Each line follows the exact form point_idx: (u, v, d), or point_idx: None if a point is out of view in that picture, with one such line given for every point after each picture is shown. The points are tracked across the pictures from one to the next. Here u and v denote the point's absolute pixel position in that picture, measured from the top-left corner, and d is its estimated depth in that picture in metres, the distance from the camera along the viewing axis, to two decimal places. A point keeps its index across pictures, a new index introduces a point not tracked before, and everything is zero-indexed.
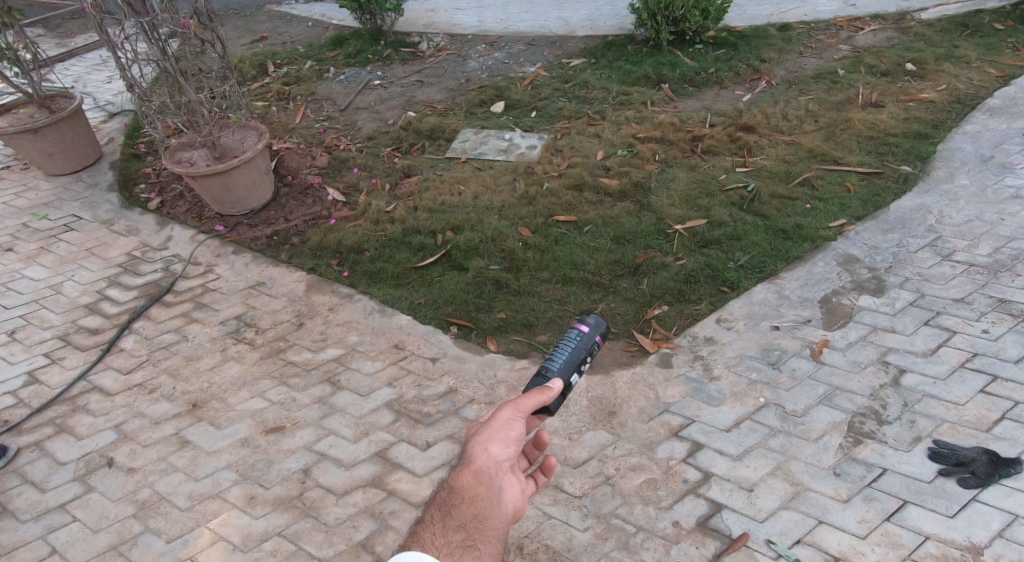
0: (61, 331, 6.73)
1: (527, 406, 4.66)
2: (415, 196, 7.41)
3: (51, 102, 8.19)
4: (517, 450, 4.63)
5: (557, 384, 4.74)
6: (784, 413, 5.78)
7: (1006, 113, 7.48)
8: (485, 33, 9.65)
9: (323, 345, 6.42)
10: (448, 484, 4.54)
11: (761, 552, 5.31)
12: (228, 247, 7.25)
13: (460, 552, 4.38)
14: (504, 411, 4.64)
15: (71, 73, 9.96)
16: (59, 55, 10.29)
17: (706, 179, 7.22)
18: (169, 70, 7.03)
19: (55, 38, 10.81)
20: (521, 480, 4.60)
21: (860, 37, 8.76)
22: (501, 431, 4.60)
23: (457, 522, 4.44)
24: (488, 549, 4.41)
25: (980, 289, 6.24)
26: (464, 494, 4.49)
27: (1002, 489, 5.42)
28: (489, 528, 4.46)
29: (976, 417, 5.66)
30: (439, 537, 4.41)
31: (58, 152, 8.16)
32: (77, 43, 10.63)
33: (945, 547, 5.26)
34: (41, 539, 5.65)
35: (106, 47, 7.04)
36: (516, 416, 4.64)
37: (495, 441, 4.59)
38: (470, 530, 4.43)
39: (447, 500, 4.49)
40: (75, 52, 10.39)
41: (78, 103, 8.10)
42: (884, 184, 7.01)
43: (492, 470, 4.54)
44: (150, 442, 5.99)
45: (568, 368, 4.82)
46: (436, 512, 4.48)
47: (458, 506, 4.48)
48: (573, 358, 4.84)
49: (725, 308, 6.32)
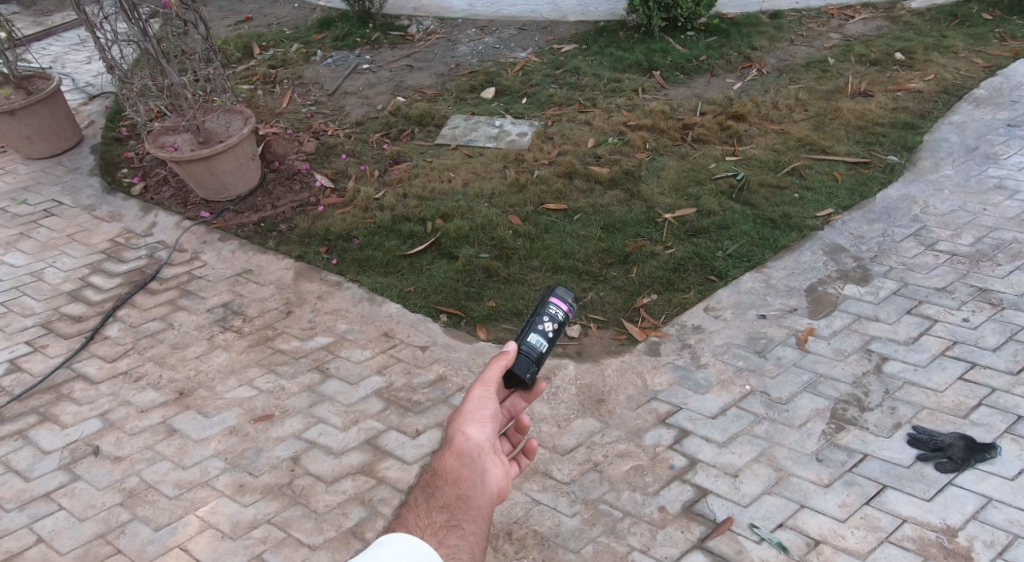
0: (45, 318, 6.76)
1: (494, 380, 4.70)
2: (405, 183, 7.46)
3: (28, 83, 8.20)
4: (493, 429, 4.67)
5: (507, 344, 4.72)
6: (769, 400, 5.87)
7: (992, 104, 7.58)
8: (476, 17, 9.69)
9: (312, 333, 6.48)
10: (430, 468, 4.54)
11: (744, 536, 5.39)
12: (214, 234, 7.28)
13: (444, 531, 4.35)
14: (475, 390, 4.69)
15: (48, 53, 9.93)
16: (37, 34, 10.26)
17: (695, 168, 7.29)
18: (150, 51, 7.04)
19: (31, 17, 10.77)
20: (503, 462, 4.64)
21: (851, 26, 8.84)
22: (475, 411, 4.65)
23: (440, 503, 4.43)
24: (472, 528, 4.39)
25: (962, 278, 6.33)
26: (447, 475, 4.51)
27: (977, 473, 5.51)
28: (473, 508, 4.45)
29: (954, 404, 5.76)
30: (423, 518, 4.37)
31: (36, 136, 8.17)
32: (55, 22, 10.60)
33: (921, 529, 5.35)
34: (26, 528, 5.68)
35: (85, 27, 7.05)
36: (487, 395, 4.69)
37: (470, 422, 4.64)
38: (454, 510, 4.42)
39: (430, 482, 4.49)
40: (52, 31, 10.37)
41: (56, 85, 8.10)
42: (871, 174, 7.10)
43: (471, 453, 4.58)
44: (137, 430, 6.04)
45: (524, 330, 4.77)
46: (420, 494, 4.46)
47: (441, 487, 4.47)
48: (527, 320, 4.79)
49: (713, 297, 6.40)
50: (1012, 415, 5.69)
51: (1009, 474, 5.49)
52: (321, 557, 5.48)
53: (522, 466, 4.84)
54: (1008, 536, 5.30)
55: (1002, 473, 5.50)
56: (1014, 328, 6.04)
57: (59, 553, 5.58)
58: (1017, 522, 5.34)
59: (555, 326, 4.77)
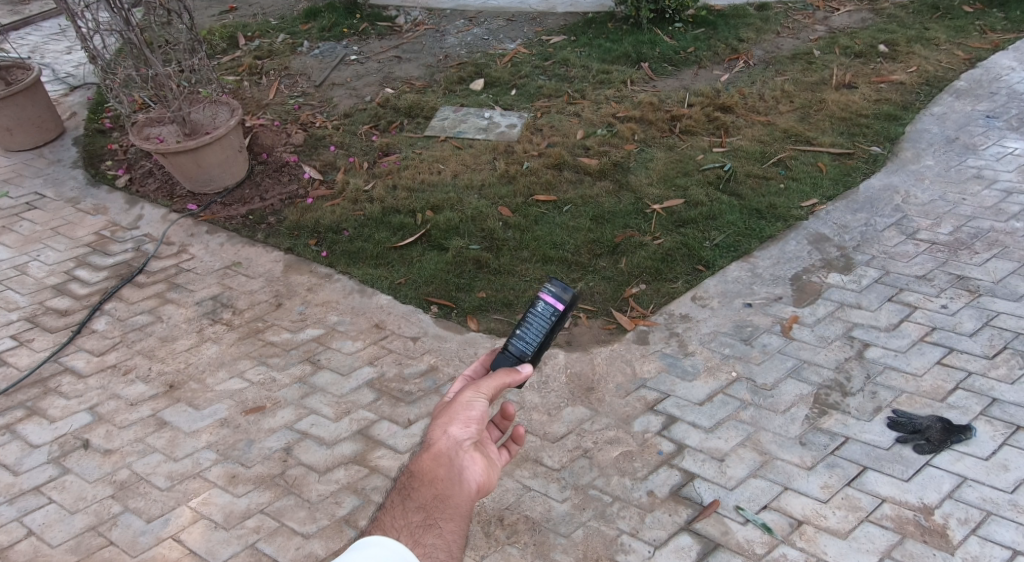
0: (29, 312, 6.80)
1: (489, 386, 4.74)
2: (393, 174, 7.54)
3: (8, 73, 8.25)
4: (479, 428, 4.70)
5: (525, 369, 4.84)
6: (755, 387, 5.99)
7: (972, 96, 7.73)
8: (464, 7, 9.76)
9: (303, 325, 6.55)
10: (409, 469, 4.60)
11: (729, 518, 5.52)
12: (202, 227, 7.33)
13: (421, 531, 4.43)
14: (465, 392, 4.73)
15: (28, 42, 9.90)
16: (15, 23, 10.24)
17: (683, 159, 7.40)
18: (134, 41, 7.07)
19: (8, 6, 10.73)
20: (484, 456, 4.64)
21: (836, 18, 8.99)
22: (461, 411, 4.68)
23: (416, 503, 4.50)
24: (449, 527, 4.46)
25: (942, 266, 6.48)
26: (424, 476, 4.55)
27: (954, 454, 5.65)
28: (449, 506, 4.50)
29: (933, 388, 5.91)
30: (400, 519, 4.46)
31: (17, 128, 8.18)
32: (33, 11, 10.57)
33: (899, 508, 5.50)
34: (16, 521, 5.73)
35: (67, 16, 7.07)
36: (477, 397, 4.72)
37: (455, 422, 4.66)
38: (431, 510, 4.49)
39: (407, 483, 4.55)
40: (31, 21, 10.35)
41: (37, 75, 8.12)
42: (855, 164, 7.23)
43: (451, 452, 4.60)
44: (127, 423, 6.09)
45: (539, 346, 4.93)
46: (397, 496, 4.53)
47: (418, 488, 4.53)
48: (544, 337, 4.92)
49: (701, 286, 6.52)
50: (988, 398, 5.84)
51: (984, 455, 5.64)
52: (315, 545, 5.56)
53: (513, 451, 4.80)
54: (982, 514, 5.45)
55: (977, 453, 5.65)
56: (992, 314, 6.20)
57: (50, 545, 5.63)
58: (990, 500, 5.49)
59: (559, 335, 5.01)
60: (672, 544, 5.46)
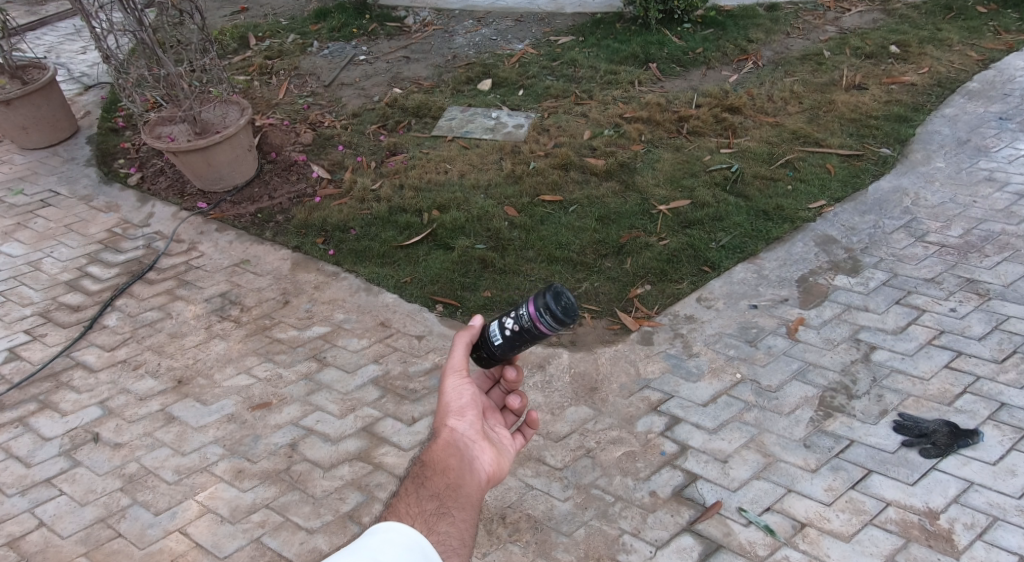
0: (42, 308, 6.84)
1: (463, 365, 4.81)
2: (401, 174, 7.56)
3: (24, 72, 8.29)
4: (475, 414, 4.79)
5: (474, 320, 4.88)
6: (759, 388, 5.97)
7: (984, 97, 7.69)
8: (473, 7, 9.79)
9: (309, 323, 6.57)
10: (419, 460, 4.64)
11: (732, 519, 5.49)
12: (211, 224, 7.36)
13: (434, 519, 4.43)
14: (450, 380, 4.80)
15: (43, 43, 9.97)
16: (31, 23, 10.30)
17: (690, 160, 7.39)
18: (146, 41, 7.10)
19: (24, 7, 10.80)
20: (490, 446, 4.75)
21: (846, 19, 8.96)
22: (453, 401, 4.76)
23: (430, 492, 4.52)
24: (461, 515, 4.48)
25: (951, 269, 6.44)
26: (436, 466, 4.59)
27: (960, 458, 5.62)
28: (462, 496, 4.54)
29: (940, 391, 5.87)
30: (414, 507, 4.45)
31: (32, 126, 8.24)
32: (48, 12, 10.64)
33: (904, 512, 5.46)
34: (27, 512, 5.76)
35: (80, 16, 7.06)
36: (465, 384, 4.80)
37: (451, 413, 4.75)
38: (444, 498, 4.51)
39: (419, 473, 4.57)
40: (47, 21, 10.42)
41: (52, 75, 8.17)
42: (864, 166, 7.20)
43: (459, 443, 4.69)
44: (136, 417, 6.12)
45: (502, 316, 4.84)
46: (410, 485, 4.54)
47: (431, 477, 4.57)
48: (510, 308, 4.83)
49: (706, 287, 6.51)
50: (995, 402, 5.80)
51: (990, 459, 5.60)
52: (319, 540, 5.58)
53: (527, 436, 4.97)
54: (988, 519, 5.41)
55: (984, 458, 5.61)
56: (1000, 318, 6.15)
57: (60, 537, 5.66)
58: (997, 505, 5.46)
59: (515, 327, 4.75)
60: (674, 544, 5.44)
